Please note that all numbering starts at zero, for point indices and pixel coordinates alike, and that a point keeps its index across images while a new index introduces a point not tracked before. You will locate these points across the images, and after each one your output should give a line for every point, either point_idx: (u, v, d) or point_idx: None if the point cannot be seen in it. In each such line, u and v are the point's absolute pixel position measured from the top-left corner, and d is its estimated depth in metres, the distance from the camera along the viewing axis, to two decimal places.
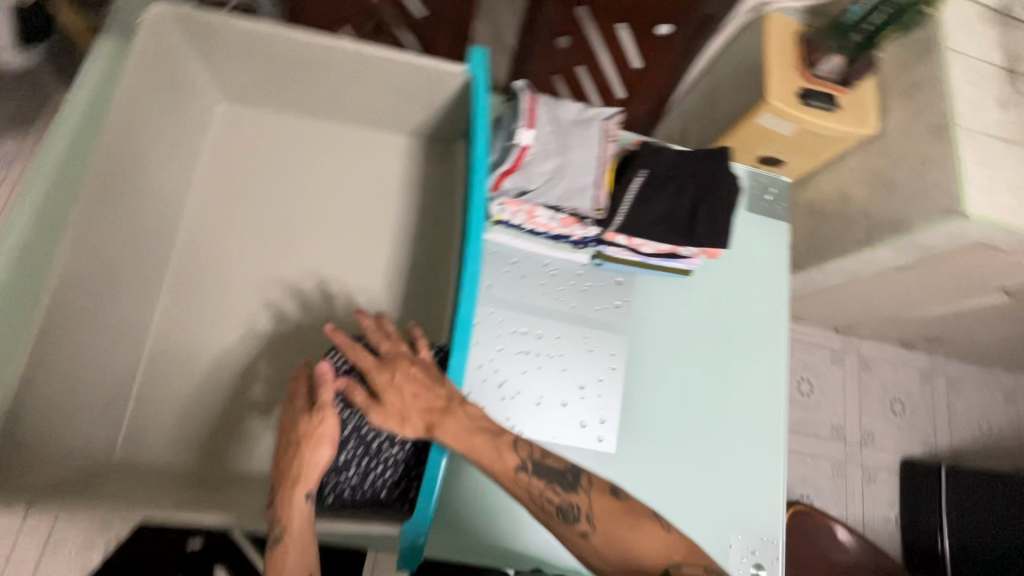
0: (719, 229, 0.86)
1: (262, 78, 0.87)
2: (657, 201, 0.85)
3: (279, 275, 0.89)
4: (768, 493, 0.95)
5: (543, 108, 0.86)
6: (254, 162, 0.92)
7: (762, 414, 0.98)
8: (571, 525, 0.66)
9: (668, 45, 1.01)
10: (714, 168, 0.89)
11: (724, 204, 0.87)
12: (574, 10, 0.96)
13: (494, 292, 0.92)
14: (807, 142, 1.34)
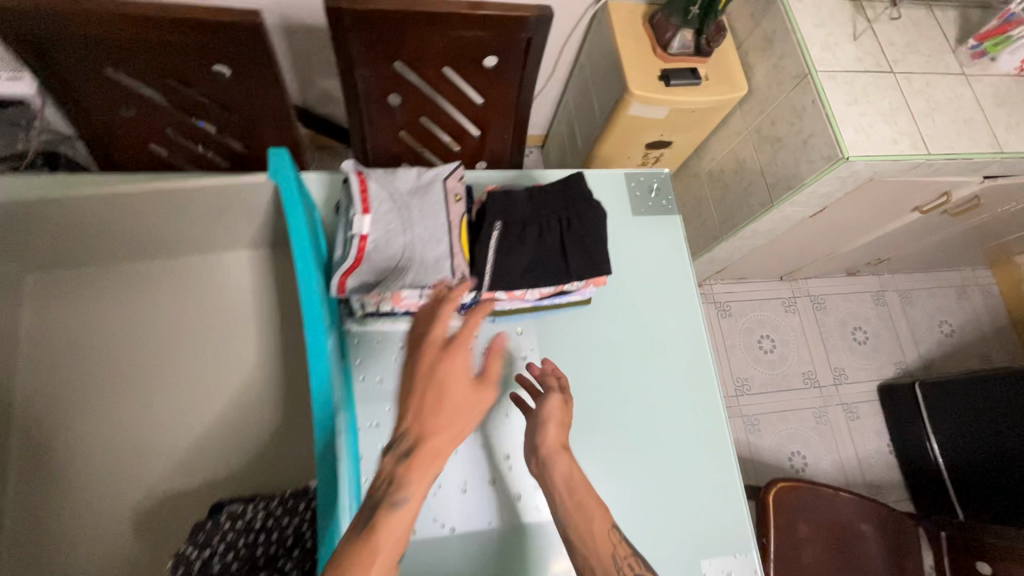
0: (594, 261, 0.82)
1: (47, 238, 0.80)
2: (521, 252, 0.79)
3: (128, 437, 0.82)
4: (726, 500, 0.91)
5: (375, 184, 0.79)
6: (73, 324, 0.86)
7: (698, 419, 0.96)
8: None
9: (503, 75, 0.95)
10: (573, 197, 0.84)
11: (591, 232, 0.83)
12: (390, 68, 0.90)
13: (387, 386, 0.86)
14: (683, 120, 1.31)
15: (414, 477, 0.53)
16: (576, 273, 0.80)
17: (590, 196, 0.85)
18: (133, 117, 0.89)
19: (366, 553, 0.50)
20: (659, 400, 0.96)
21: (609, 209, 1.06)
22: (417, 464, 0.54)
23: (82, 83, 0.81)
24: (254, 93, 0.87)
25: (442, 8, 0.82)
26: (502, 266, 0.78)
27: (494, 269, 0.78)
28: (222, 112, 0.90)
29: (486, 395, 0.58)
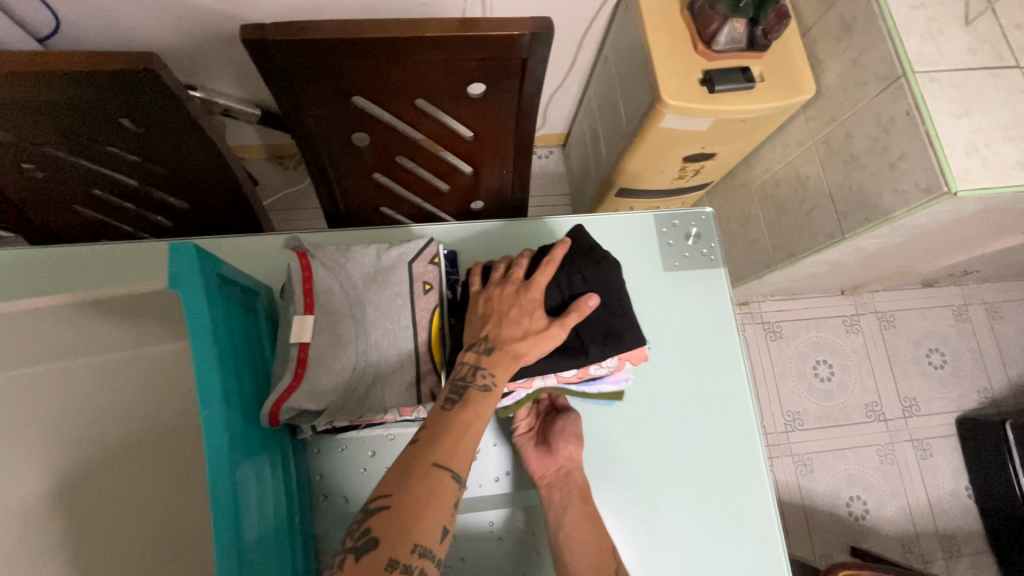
0: (615, 335, 0.64)
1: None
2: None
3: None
4: None
5: (323, 271, 0.60)
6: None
7: (744, 528, 0.78)
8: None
9: (494, 104, 0.74)
10: (575, 253, 0.66)
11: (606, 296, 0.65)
12: (350, 103, 0.71)
13: (353, 507, 0.71)
14: (731, 131, 1.06)
15: (498, 369, 0.56)
16: (594, 349, 0.63)
17: (598, 250, 0.67)
18: (45, 177, 0.74)
19: (455, 427, 0.53)
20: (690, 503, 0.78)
21: (633, 263, 0.84)
22: (500, 360, 0.57)
23: None
24: (180, 143, 0.70)
25: (404, 30, 0.62)
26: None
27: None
28: (149, 166, 0.74)
29: (572, 320, 0.59)
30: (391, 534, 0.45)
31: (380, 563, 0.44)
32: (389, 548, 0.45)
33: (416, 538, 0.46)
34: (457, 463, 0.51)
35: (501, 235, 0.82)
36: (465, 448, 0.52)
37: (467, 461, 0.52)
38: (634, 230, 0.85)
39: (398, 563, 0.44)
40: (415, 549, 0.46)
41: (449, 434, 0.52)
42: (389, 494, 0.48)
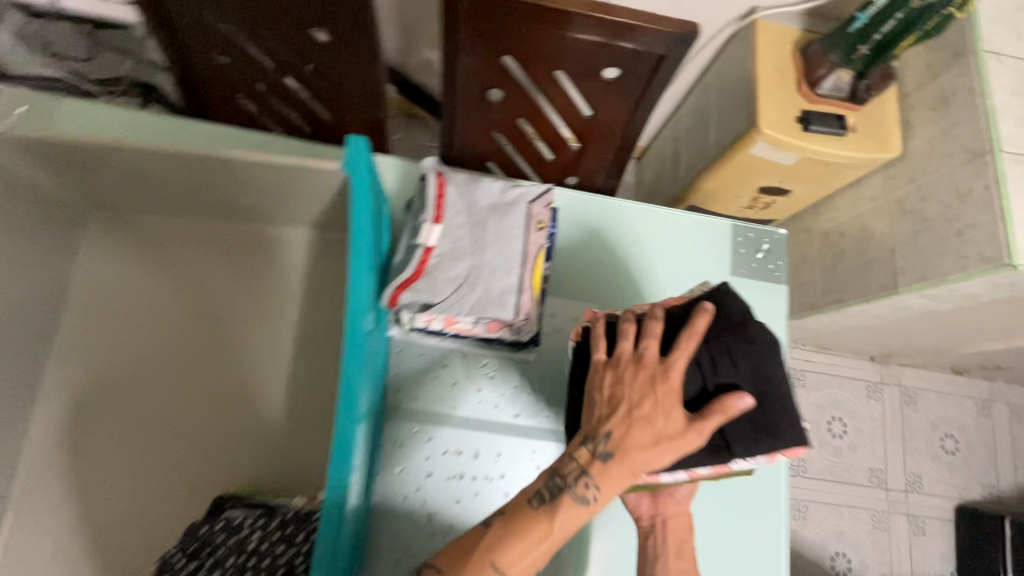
0: (769, 431, 0.58)
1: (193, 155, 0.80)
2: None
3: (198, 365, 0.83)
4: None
5: (454, 193, 0.71)
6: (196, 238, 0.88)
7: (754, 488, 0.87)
8: None
9: (622, 90, 0.83)
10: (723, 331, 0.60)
11: (761, 383, 0.59)
12: (499, 61, 0.81)
13: (419, 407, 0.79)
14: (812, 171, 1.13)
15: (605, 482, 0.56)
16: (737, 446, 0.59)
17: (756, 330, 0.60)
18: (227, 67, 0.85)
19: (534, 528, 0.56)
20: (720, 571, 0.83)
21: (706, 263, 0.91)
22: (611, 470, 0.56)
23: (190, 13, 0.76)
24: (351, 57, 0.81)
25: (572, 6, 0.72)
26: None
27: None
28: (312, 74, 0.84)
29: (711, 425, 0.55)
30: None
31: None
32: None
33: None
34: (519, 566, 0.55)
35: (600, 211, 0.91)
36: (533, 553, 0.56)
37: (528, 566, 0.55)
38: (712, 233, 0.93)
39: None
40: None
41: (527, 530, 0.56)
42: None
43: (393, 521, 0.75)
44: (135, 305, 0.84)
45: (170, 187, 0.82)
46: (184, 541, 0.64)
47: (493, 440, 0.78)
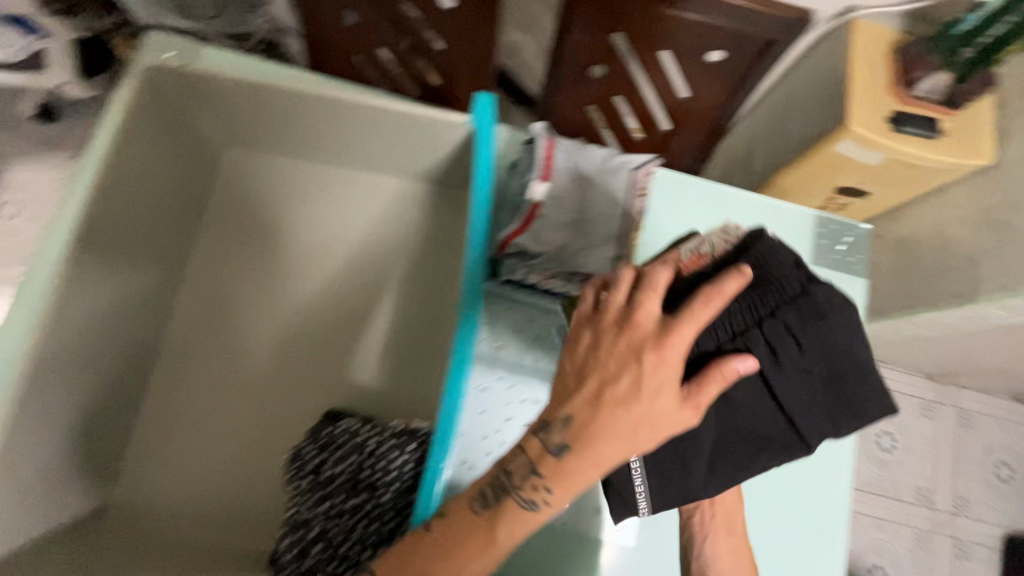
0: (848, 406, 0.55)
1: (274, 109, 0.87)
2: (708, 433, 0.59)
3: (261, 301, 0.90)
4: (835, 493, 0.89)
5: (561, 155, 0.75)
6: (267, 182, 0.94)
7: None
8: None
9: (723, 72, 0.86)
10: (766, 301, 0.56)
11: (834, 354, 0.55)
12: (608, 38, 0.85)
13: (503, 355, 0.84)
14: (896, 173, 1.13)
15: (561, 476, 0.53)
16: (817, 438, 0.57)
17: (826, 304, 0.55)
18: (353, 28, 0.92)
19: (489, 523, 0.55)
20: (788, 488, 0.89)
21: (787, 250, 0.94)
22: (567, 466, 0.53)
23: None
24: (470, 24, 0.87)
25: None
26: (675, 466, 0.60)
27: (673, 474, 0.60)
28: (427, 38, 0.90)
29: (708, 398, 0.52)
30: None
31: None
32: None
33: None
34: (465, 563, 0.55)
35: (686, 186, 0.93)
36: (485, 545, 0.55)
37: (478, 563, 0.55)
38: (795, 221, 0.95)
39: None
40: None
41: (481, 525, 0.56)
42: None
43: (473, 457, 0.79)
44: (223, 262, 0.92)
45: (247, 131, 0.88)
46: (311, 440, 0.74)
47: None
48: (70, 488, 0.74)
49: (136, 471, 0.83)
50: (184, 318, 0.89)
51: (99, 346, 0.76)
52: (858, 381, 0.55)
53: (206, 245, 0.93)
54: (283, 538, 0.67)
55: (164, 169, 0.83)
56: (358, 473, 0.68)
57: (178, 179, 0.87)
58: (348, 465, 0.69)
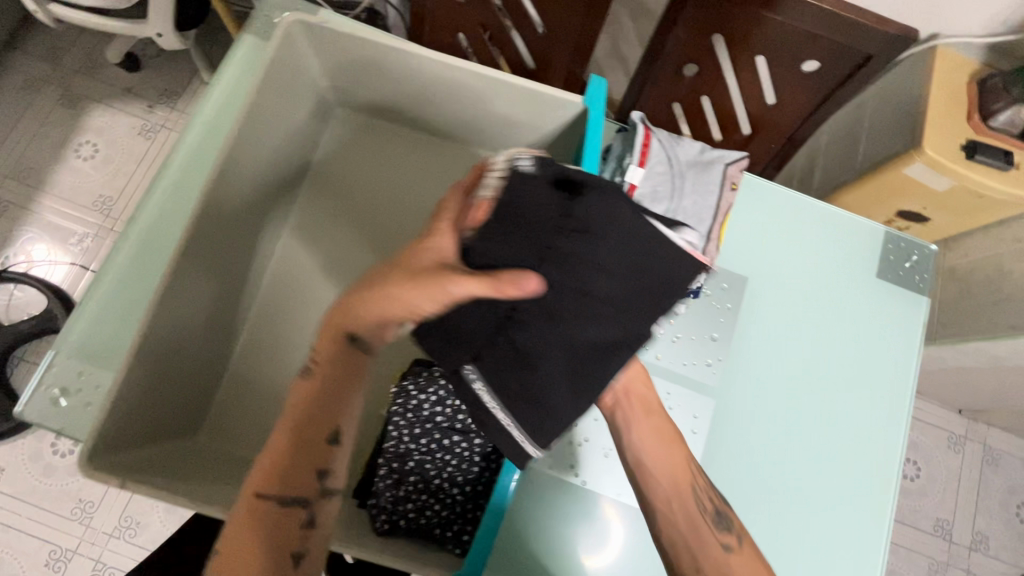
0: (654, 284, 0.54)
1: (381, 88, 0.85)
2: (551, 366, 0.54)
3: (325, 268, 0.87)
4: (885, 442, 0.89)
5: (658, 143, 0.79)
6: (346, 154, 0.92)
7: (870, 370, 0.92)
8: (723, 532, 0.68)
9: (814, 82, 0.89)
10: (536, 218, 0.53)
11: (618, 233, 0.53)
12: (708, 38, 0.88)
13: None
14: (962, 202, 1.15)
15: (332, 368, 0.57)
16: (648, 324, 0.56)
17: (589, 215, 0.53)
18: (461, 7, 0.95)
19: (283, 449, 0.57)
20: (843, 419, 0.90)
21: (856, 256, 0.96)
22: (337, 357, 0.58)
23: None
24: (579, 13, 0.89)
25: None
26: (530, 406, 0.56)
27: (533, 410, 0.56)
28: (532, 22, 0.93)
29: (491, 284, 0.50)
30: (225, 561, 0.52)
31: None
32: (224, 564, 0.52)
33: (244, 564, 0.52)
34: (270, 493, 0.55)
35: (761, 191, 0.97)
36: (280, 475, 0.56)
37: (275, 495, 0.55)
38: (864, 232, 0.97)
39: (300, 558, 0.55)
40: (302, 532, 0.56)
41: (275, 455, 0.56)
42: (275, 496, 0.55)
43: None
44: (322, 227, 0.89)
45: (359, 91, 0.87)
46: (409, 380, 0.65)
47: None
48: (179, 420, 0.73)
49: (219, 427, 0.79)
50: (282, 277, 0.87)
51: (214, 291, 0.76)
52: (667, 260, 0.55)
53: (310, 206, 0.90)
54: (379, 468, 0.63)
55: (288, 122, 0.82)
56: (456, 417, 0.63)
57: (297, 136, 0.85)
58: (447, 407, 0.64)
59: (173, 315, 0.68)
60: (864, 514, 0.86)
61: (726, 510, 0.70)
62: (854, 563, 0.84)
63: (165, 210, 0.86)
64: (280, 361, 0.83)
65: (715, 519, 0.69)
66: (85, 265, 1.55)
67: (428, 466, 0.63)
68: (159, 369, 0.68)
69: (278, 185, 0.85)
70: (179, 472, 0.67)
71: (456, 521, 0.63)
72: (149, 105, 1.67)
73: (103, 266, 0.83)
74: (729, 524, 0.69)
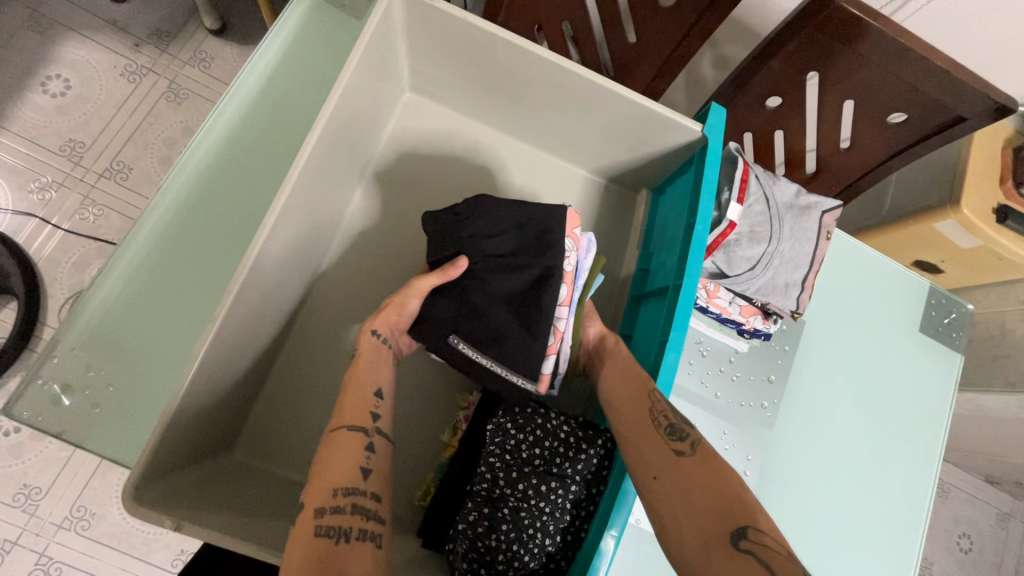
0: (546, 228, 0.68)
1: (473, 81, 0.80)
2: (499, 313, 0.65)
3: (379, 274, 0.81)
4: (921, 478, 0.93)
5: (756, 181, 0.76)
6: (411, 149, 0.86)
7: (911, 413, 0.95)
8: (673, 442, 0.58)
9: (895, 131, 0.89)
10: (442, 227, 0.68)
11: (491, 209, 0.68)
12: (803, 74, 0.85)
13: None
14: (981, 260, 1.19)
15: (362, 350, 0.64)
16: (555, 252, 0.67)
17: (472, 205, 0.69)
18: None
19: (345, 441, 0.56)
20: (884, 455, 0.92)
21: (904, 312, 0.98)
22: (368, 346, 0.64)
23: None
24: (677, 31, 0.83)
25: (910, 48, 0.77)
26: (500, 345, 0.64)
27: (505, 348, 0.64)
28: (622, 28, 0.87)
29: (442, 275, 0.66)
30: (311, 500, 0.51)
31: (309, 512, 0.50)
32: (312, 506, 0.51)
33: (334, 489, 0.52)
34: (349, 451, 0.55)
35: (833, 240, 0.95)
36: (345, 444, 0.56)
37: (349, 458, 0.55)
38: (910, 284, 1.00)
39: (370, 472, 0.55)
40: (366, 456, 0.56)
41: (333, 440, 0.56)
42: (341, 425, 0.57)
43: None
44: (383, 222, 0.83)
45: (436, 77, 0.83)
46: (504, 417, 0.64)
47: (693, 411, 0.85)
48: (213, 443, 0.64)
49: (257, 446, 0.71)
50: (335, 278, 0.79)
51: (272, 297, 0.66)
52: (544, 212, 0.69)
53: (370, 202, 0.83)
54: (469, 512, 0.60)
55: (367, 102, 0.75)
56: (552, 460, 0.63)
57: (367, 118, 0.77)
58: (545, 449, 0.63)
59: (234, 321, 0.59)
60: (904, 546, 0.89)
61: (680, 419, 0.60)
62: None
63: (201, 189, 0.77)
64: (323, 373, 0.75)
65: (666, 431, 0.59)
66: (45, 218, 1.30)
67: (524, 512, 0.60)
68: (209, 386, 0.59)
69: (343, 174, 0.75)
70: (219, 495, 0.60)
71: (538, 571, 0.60)
72: (135, 43, 1.43)
73: (128, 233, 0.73)
74: (684, 433, 0.59)
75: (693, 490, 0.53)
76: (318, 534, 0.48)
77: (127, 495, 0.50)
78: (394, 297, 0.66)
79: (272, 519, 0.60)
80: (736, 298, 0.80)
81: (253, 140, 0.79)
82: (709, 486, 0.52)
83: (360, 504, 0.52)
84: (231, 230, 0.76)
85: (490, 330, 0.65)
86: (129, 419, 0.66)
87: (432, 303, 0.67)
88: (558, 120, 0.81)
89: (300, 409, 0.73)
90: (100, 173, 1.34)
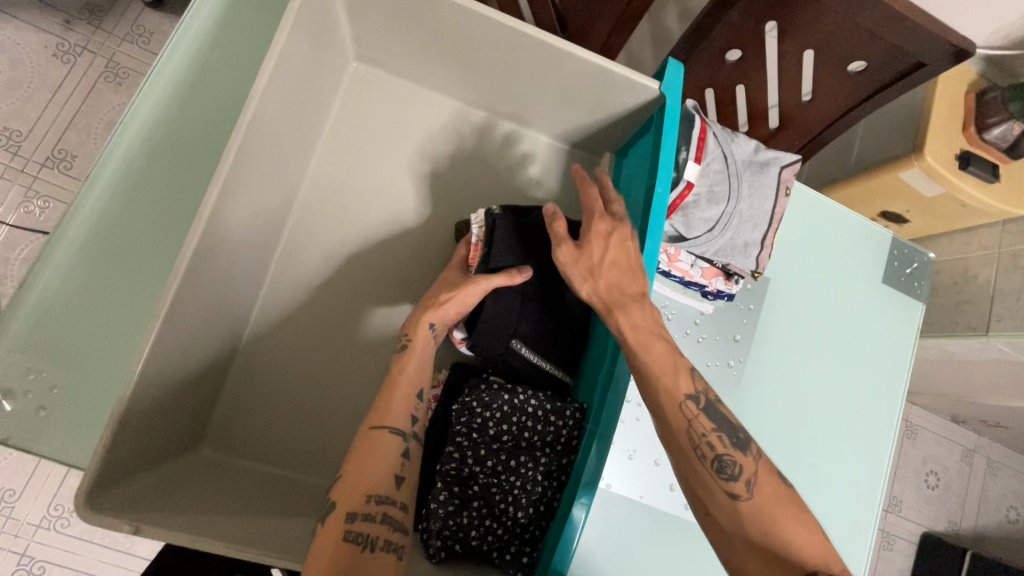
0: None
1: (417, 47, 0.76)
2: (557, 323, 0.72)
3: (334, 256, 0.78)
4: (884, 423, 0.95)
5: (713, 138, 0.74)
6: (357, 121, 0.81)
7: (875, 363, 0.96)
8: (723, 478, 0.55)
9: (855, 79, 0.87)
10: (518, 233, 0.71)
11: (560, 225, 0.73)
12: (761, 25, 0.82)
13: None
14: (943, 209, 1.20)
15: (416, 352, 0.64)
16: None
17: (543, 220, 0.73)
18: None
19: (373, 442, 0.56)
20: (849, 404, 0.94)
21: (868, 265, 0.99)
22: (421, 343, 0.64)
23: None
24: None
25: None
26: (556, 352, 0.72)
27: (559, 354, 0.72)
28: None
29: (511, 276, 0.67)
30: (338, 509, 0.52)
31: (339, 516, 0.51)
32: (342, 516, 0.52)
33: (367, 500, 0.53)
34: (382, 458, 0.56)
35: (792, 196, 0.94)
36: (382, 451, 0.56)
37: (385, 466, 0.55)
38: (875, 236, 1.00)
39: (402, 480, 0.56)
40: (400, 462, 0.57)
41: (370, 442, 0.56)
42: (384, 425, 0.58)
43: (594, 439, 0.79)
44: (336, 202, 0.79)
45: (378, 40, 0.77)
46: (468, 396, 0.63)
47: None
48: (171, 439, 0.62)
49: (223, 438, 0.70)
50: (288, 261, 0.76)
51: (221, 285, 0.64)
52: None
53: (320, 181, 0.79)
54: (439, 492, 0.60)
55: (304, 72, 0.71)
56: (521, 435, 0.63)
57: (306, 91, 0.73)
58: (513, 425, 0.63)
59: (178, 314, 0.56)
60: (868, 490, 0.92)
61: (728, 448, 0.57)
62: (857, 546, 0.90)
63: (140, 173, 0.73)
64: (281, 360, 0.73)
65: (715, 466, 0.56)
66: None
67: (494, 488, 0.61)
68: (158, 384, 0.56)
69: (287, 151, 0.72)
70: (184, 494, 0.59)
71: (513, 542, 0.61)
72: (66, 19, 1.33)
73: (61, 225, 0.69)
74: (734, 467, 0.56)
75: (752, 537, 0.53)
76: (346, 539, 0.50)
77: (82, 501, 0.49)
78: (458, 294, 0.66)
79: (239, 509, 0.60)
80: (698, 260, 0.79)
81: (188, 124, 0.76)
82: (767, 535, 0.53)
83: (389, 514, 0.53)
84: (175, 218, 0.73)
85: (549, 336, 0.71)
86: (82, 419, 0.64)
87: (491, 301, 0.69)
88: (509, 84, 0.78)
89: (260, 398, 0.72)
90: (42, 163, 1.26)
